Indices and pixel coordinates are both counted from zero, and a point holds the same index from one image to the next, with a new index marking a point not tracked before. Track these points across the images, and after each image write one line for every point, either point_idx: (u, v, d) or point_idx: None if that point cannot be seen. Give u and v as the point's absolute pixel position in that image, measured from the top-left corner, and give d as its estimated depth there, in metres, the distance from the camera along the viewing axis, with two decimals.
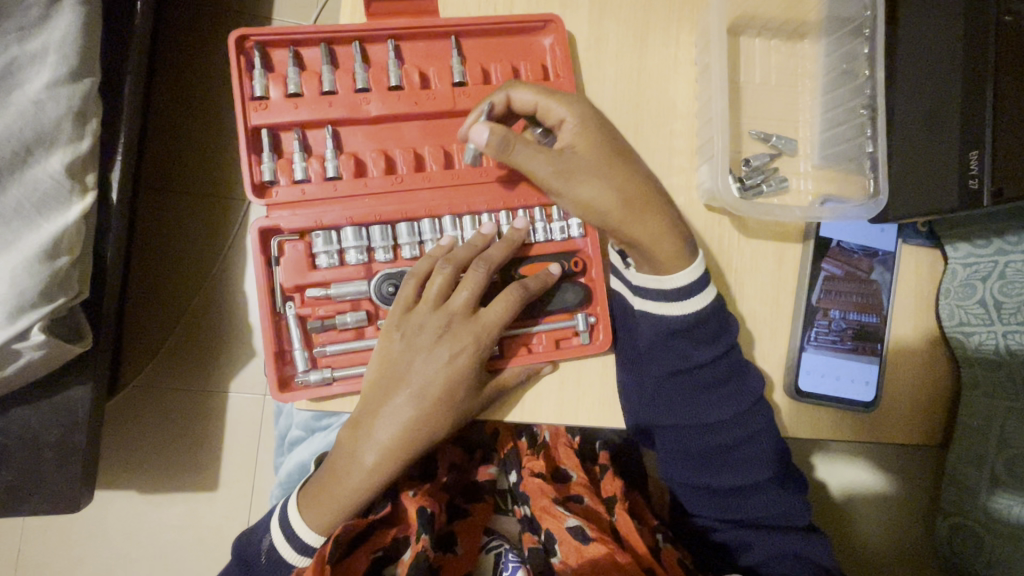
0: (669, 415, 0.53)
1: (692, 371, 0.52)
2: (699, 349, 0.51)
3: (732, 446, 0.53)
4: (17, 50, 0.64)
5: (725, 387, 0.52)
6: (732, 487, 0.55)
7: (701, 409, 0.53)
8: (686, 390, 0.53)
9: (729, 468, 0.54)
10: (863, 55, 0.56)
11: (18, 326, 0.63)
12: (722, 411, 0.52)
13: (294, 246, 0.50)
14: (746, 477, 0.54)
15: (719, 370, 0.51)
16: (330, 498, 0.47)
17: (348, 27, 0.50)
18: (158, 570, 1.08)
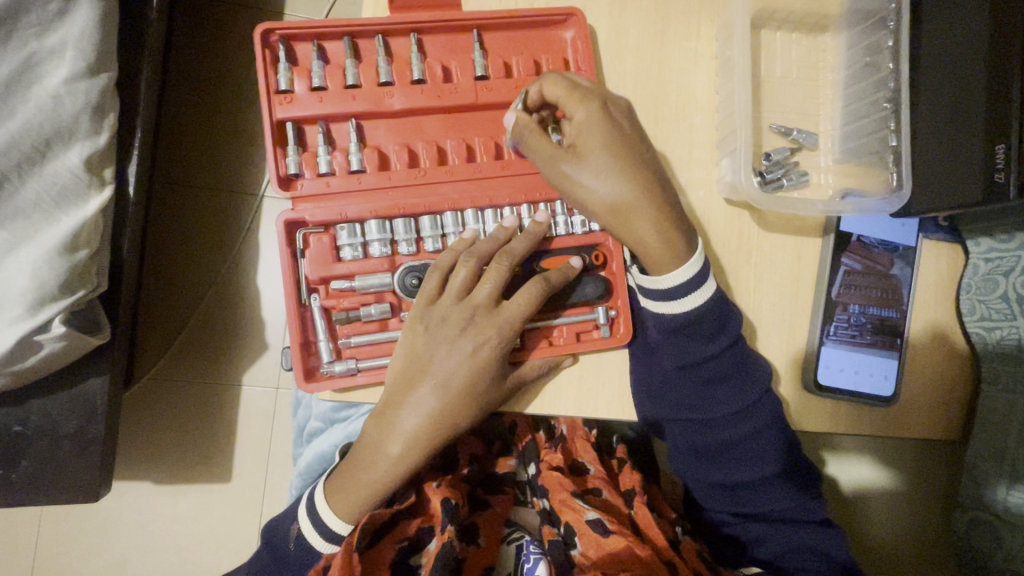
0: (676, 412, 0.53)
1: (699, 368, 0.52)
2: (701, 345, 0.50)
3: (739, 441, 0.53)
4: (36, 46, 0.64)
5: (732, 382, 0.51)
6: (741, 482, 0.55)
7: (707, 405, 0.53)
8: (692, 386, 0.52)
9: (738, 464, 0.54)
10: (887, 48, 0.55)
11: (39, 318, 0.64)
12: (728, 406, 0.52)
13: (319, 238, 0.50)
14: (755, 472, 0.54)
15: (723, 365, 0.51)
16: (354, 487, 0.48)
17: (372, 20, 0.51)
18: (173, 559, 1.09)
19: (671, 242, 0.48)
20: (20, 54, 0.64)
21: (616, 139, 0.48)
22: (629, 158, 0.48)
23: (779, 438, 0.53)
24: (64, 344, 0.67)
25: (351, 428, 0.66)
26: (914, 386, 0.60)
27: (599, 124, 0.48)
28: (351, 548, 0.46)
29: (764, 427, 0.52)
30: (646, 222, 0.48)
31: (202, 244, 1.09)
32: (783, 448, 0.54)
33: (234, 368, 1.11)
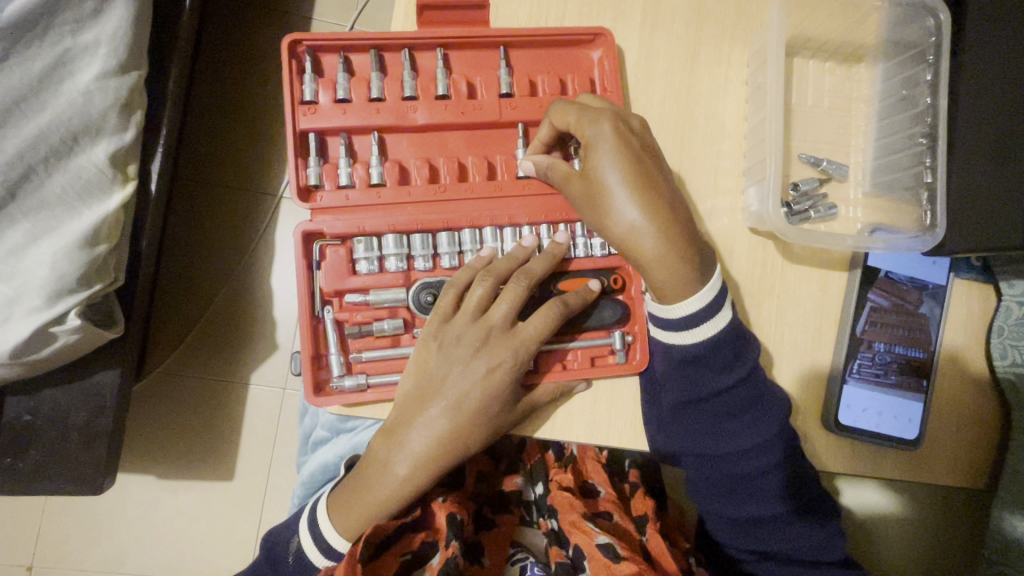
0: (688, 444, 0.51)
1: (711, 400, 0.50)
2: (714, 376, 0.49)
3: (753, 476, 0.51)
4: (70, 43, 0.65)
5: (747, 414, 0.50)
6: (755, 518, 0.53)
7: (721, 437, 0.51)
8: (705, 418, 0.51)
9: (752, 498, 0.52)
10: (925, 82, 0.54)
11: (57, 309, 0.64)
12: (743, 440, 0.50)
13: (336, 250, 0.50)
14: (769, 508, 0.52)
15: (738, 398, 0.50)
16: (358, 506, 0.47)
17: (399, 34, 0.50)
18: (172, 555, 1.10)
19: (679, 274, 0.46)
20: (55, 50, 0.64)
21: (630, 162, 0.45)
22: (640, 180, 0.45)
23: (795, 475, 0.51)
24: (80, 337, 0.67)
25: (357, 440, 0.65)
26: (937, 430, 0.58)
27: (613, 145, 0.46)
28: (355, 557, 0.43)
29: (780, 462, 0.50)
30: (653, 251, 0.45)
31: (220, 242, 1.10)
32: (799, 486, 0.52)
33: (243, 367, 1.11)
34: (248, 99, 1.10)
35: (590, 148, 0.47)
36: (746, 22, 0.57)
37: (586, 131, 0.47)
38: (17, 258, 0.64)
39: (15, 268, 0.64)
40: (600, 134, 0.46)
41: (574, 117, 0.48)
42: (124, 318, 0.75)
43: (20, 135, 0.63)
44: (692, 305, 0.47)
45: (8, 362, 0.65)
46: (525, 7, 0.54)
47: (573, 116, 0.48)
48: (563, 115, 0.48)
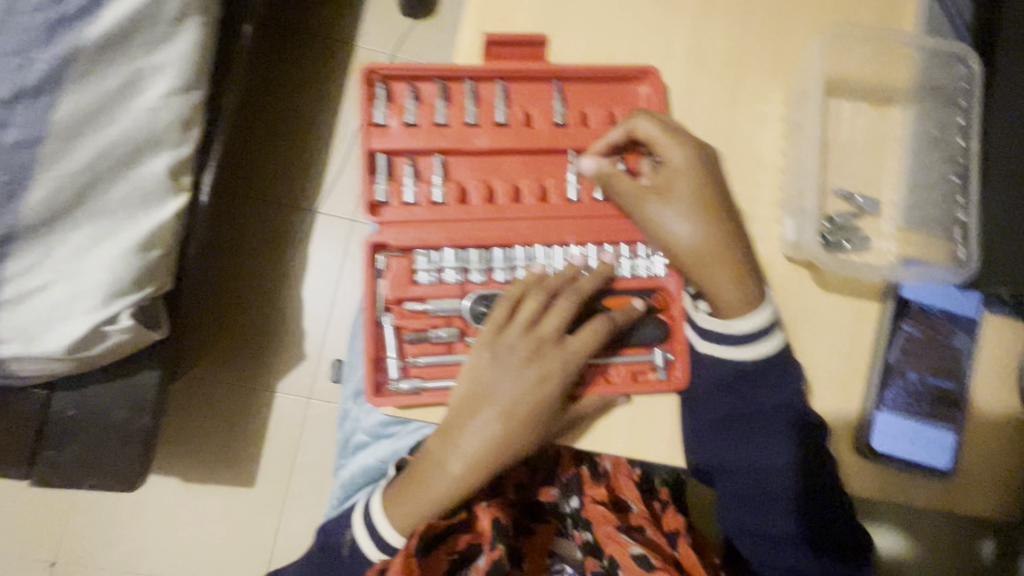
0: (722, 453, 0.54)
1: (752, 417, 0.54)
2: (752, 383, 0.53)
3: (780, 480, 0.54)
4: (143, 63, 0.70)
5: (784, 431, 0.54)
6: (779, 523, 0.55)
7: (751, 443, 0.54)
8: (743, 434, 0.55)
9: (776, 503, 0.55)
10: (957, 125, 0.59)
11: (111, 311, 0.69)
12: (773, 444, 0.54)
13: (399, 261, 0.53)
14: (792, 512, 0.55)
15: (772, 406, 0.53)
16: (413, 501, 0.50)
17: (465, 68, 0.55)
18: (190, 557, 1.12)
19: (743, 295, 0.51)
20: (127, 69, 0.69)
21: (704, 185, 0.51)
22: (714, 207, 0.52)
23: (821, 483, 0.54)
24: (129, 336, 0.72)
25: (398, 445, 0.69)
26: (966, 463, 0.59)
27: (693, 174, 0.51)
28: (414, 553, 0.47)
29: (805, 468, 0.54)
30: (722, 272, 0.51)
31: (256, 255, 1.16)
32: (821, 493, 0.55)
33: (273, 375, 1.15)
34: (298, 121, 1.19)
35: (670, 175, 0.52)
36: (785, 62, 0.61)
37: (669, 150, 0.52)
38: (78, 260, 0.68)
39: (77, 269, 0.68)
40: (681, 163, 0.51)
41: (657, 141, 0.52)
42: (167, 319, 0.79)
43: (92, 146, 0.68)
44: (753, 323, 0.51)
45: (63, 357, 0.69)
46: (580, 43, 0.58)
47: (655, 139, 0.52)
48: (645, 127, 0.52)
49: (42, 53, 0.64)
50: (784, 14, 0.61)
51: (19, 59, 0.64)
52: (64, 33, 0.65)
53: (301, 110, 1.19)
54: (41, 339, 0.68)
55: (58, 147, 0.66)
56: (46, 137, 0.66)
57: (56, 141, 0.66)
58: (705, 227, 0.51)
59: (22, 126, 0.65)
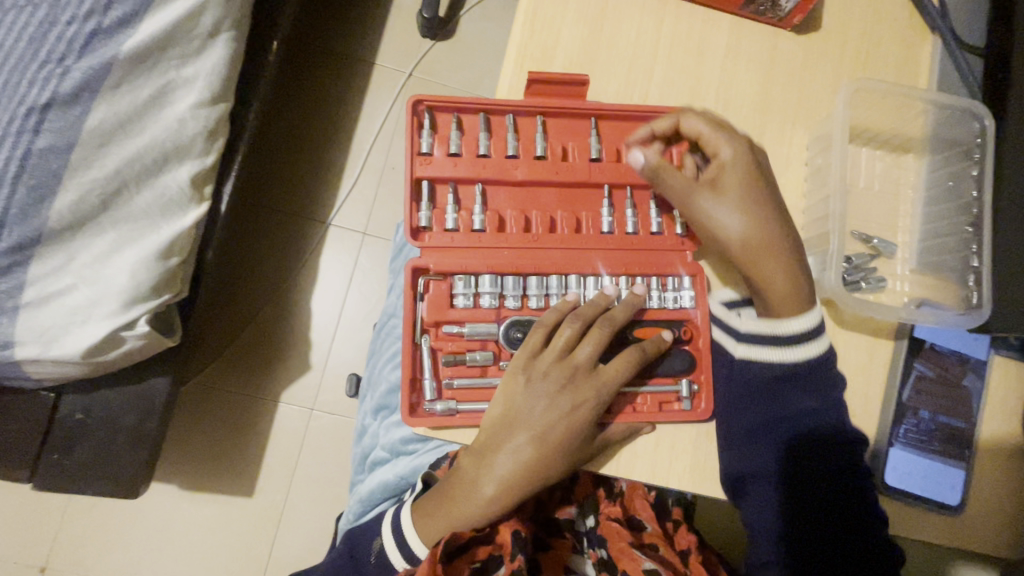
0: (745, 433, 0.55)
1: (791, 418, 0.54)
2: (787, 369, 0.54)
3: (806, 472, 0.54)
4: (174, 74, 0.72)
5: (820, 436, 0.53)
6: (797, 515, 0.54)
7: (780, 429, 0.54)
8: (781, 437, 0.54)
9: (794, 492, 0.54)
10: (971, 176, 0.61)
11: (131, 315, 0.70)
12: (802, 432, 0.54)
13: (438, 285, 0.55)
14: (813, 505, 0.53)
15: (807, 395, 0.53)
16: (443, 518, 0.51)
17: (508, 103, 0.58)
18: (183, 567, 1.11)
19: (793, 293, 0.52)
20: (159, 81, 0.71)
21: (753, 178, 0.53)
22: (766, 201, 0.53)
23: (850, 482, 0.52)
24: (144, 342, 0.73)
25: (418, 463, 0.70)
26: (974, 500, 0.61)
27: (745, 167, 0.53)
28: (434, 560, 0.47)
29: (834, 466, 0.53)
30: (776, 267, 0.52)
31: (268, 265, 1.18)
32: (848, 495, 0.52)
33: (279, 385, 1.16)
34: (321, 136, 1.21)
35: (722, 166, 0.54)
36: (808, 109, 0.64)
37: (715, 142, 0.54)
38: (100, 266, 0.69)
39: (98, 274, 0.69)
40: (734, 154, 0.53)
41: (708, 133, 0.54)
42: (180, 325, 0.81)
43: (120, 153, 0.69)
44: (803, 323, 0.52)
45: (81, 362, 0.70)
46: (613, 87, 0.62)
47: (706, 130, 0.55)
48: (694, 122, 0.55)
49: (78, 63, 0.66)
50: (807, 66, 0.65)
51: (56, 69, 0.65)
52: (98, 45, 0.67)
53: (324, 127, 1.22)
54: (56, 344, 0.68)
55: (84, 155, 0.67)
56: (76, 142, 0.66)
57: (86, 146, 0.67)
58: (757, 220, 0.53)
59: (51, 133, 0.65)
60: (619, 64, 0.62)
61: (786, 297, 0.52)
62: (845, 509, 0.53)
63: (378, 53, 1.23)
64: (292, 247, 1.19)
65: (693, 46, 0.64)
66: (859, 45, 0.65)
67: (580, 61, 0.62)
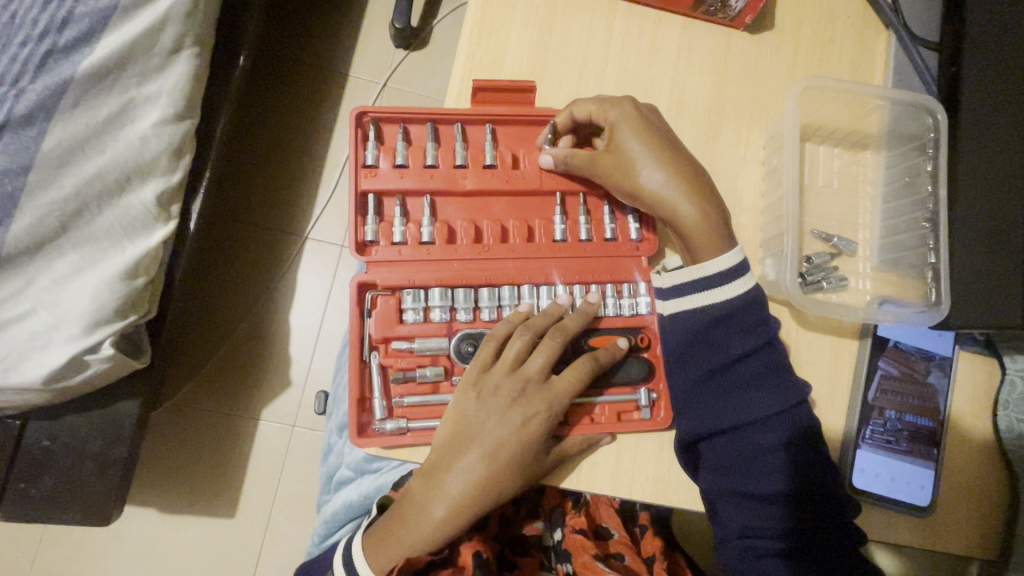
0: (703, 420, 0.52)
1: (729, 370, 0.52)
2: (734, 341, 0.52)
3: (766, 450, 0.52)
4: (135, 92, 0.70)
5: (764, 384, 0.52)
6: (761, 495, 0.52)
7: (736, 408, 0.52)
8: (726, 392, 0.52)
9: (758, 474, 0.52)
10: (926, 172, 0.60)
11: (93, 339, 0.68)
12: (758, 410, 0.52)
13: (385, 300, 0.54)
14: (775, 483, 0.52)
15: (757, 365, 0.52)
16: (396, 543, 0.50)
17: (454, 112, 0.57)
18: None
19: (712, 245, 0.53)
20: (119, 99, 0.69)
21: (659, 144, 0.53)
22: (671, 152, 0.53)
23: (807, 456, 0.52)
24: (110, 365, 0.72)
25: (382, 481, 0.68)
26: (946, 498, 0.60)
27: (637, 127, 0.53)
28: None
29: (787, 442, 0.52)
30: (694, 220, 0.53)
31: (238, 281, 1.15)
32: (805, 468, 0.52)
33: (255, 403, 1.13)
34: (290, 149, 1.19)
35: (614, 128, 0.53)
36: (764, 108, 0.64)
37: (610, 116, 0.53)
38: (60, 288, 0.67)
39: (57, 297, 0.67)
40: (625, 113, 0.52)
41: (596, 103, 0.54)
42: (148, 348, 0.80)
43: (79, 174, 0.67)
44: (724, 263, 0.52)
45: (41, 388, 0.69)
46: (564, 92, 0.61)
47: (594, 106, 0.54)
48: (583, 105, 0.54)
49: (33, 84, 0.65)
50: (762, 64, 0.64)
51: (11, 91, 0.64)
52: (55, 64, 0.66)
53: (292, 139, 1.20)
54: (14, 370, 0.67)
55: (42, 177, 0.65)
56: (32, 166, 0.64)
57: (42, 168, 0.65)
58: (670, 171, 0.53)
59: (6, 155, 0.64)
60: (569, 69, 0.61)
61: (709, 245, 0.53)
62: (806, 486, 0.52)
63: (344, 62, 1.22)
64: (263, 261, 1.16)
65: (643, 49, 0.63)
66: (815, 42, 0.65)
67: (530, 66, 0.61)
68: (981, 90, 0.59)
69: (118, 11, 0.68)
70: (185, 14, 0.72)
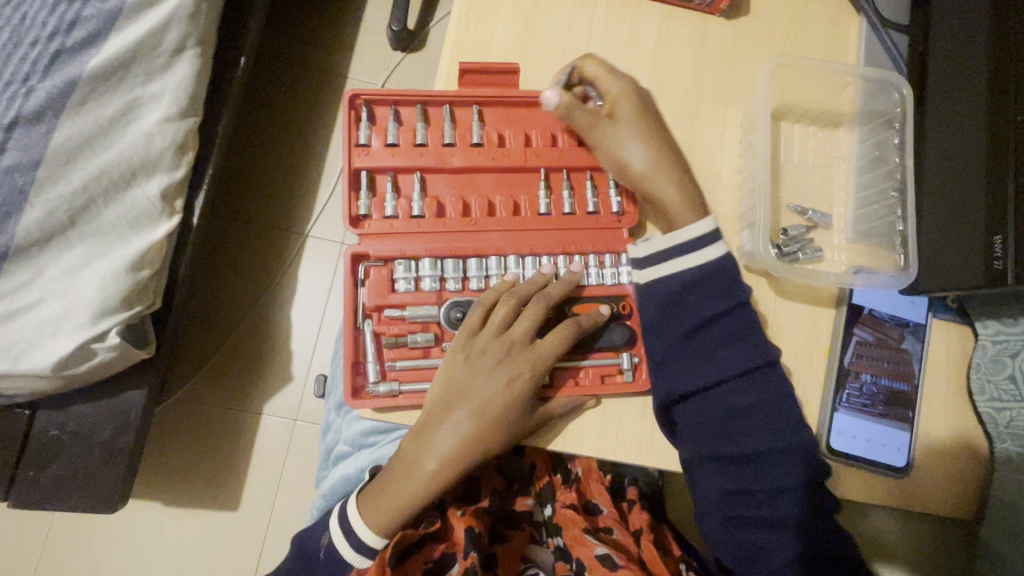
0: (679, 377, 0.55)
1: (704, 330, 0.56)
2: (711, 303, 0.55)
3: (747, 409, 0.55)
4: (139, 91, 0.74)
5: (736, 344, 0.55)
6: (749, 455, 0.55)
7: (710, 368, 0.55)
8: (700, 352, 0.56)
9: (730, 432, 0.55)
10: (894, 145, 0.63)
11: (101, 328, 0.71)
12: (735, 368, 0.55)
13: (378, 270, 0.57)
14: (762, 443, 0.55)
15: (732, 325, 0.56)
16: (389, 499, 0.53)
17: (443, 94, 0.60)
18: None
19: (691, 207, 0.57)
20: (125, 98, 0.73)
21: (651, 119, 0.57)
22: (658, 130, 0.57)
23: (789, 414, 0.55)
24: (115, 354, 0.74)
25: (378, 454, 0.69)
26: (923, 464, 0.62)
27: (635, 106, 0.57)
28: (385, 561, 0.51)
29: (765, 399, 0.55)
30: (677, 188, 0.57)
31: (240, 274, 1.19)
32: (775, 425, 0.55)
33: (258, 396, 1.16)
34: (290, 145, 1.23)
35: (616, 103, 0.57)
36: (740, 90, 0.66)
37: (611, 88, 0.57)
38: (69, 279, 0.70)
39: (66, 287, 0.70)
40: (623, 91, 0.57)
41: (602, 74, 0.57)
42: (155, 339, 0.83)
43: (86, 170, 0.70)
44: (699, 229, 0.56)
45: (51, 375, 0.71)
46: (548, 75, 0.64)
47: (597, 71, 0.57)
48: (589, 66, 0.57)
49: (43, 82, 0.68)
50: (738, 49, 0.67)
51: (21, 89, 0.67)
52: (64, 64, 0.69)
53: (292, 136, 1.23)
54: (25, 358, 0.69)
55: (50, 172, 0.68)
56: (41, 160, 0.67)
57: (52, 163, 0.68)
58: (655, 147, 0.57)
59: (17, 151, 0.66)
60: (552, 54, 0.64)
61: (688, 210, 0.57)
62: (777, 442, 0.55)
63: (342, 62, 1.26)
64: (264, 255, 1.20)
65: (624, 34, 0.66)
66: (790, 27, 0.67)
67: (515, 52, 0.64)
68: (947, 70, 0.62)
69: (125, 12, 0.71)
70: (189, 16, 0.76)
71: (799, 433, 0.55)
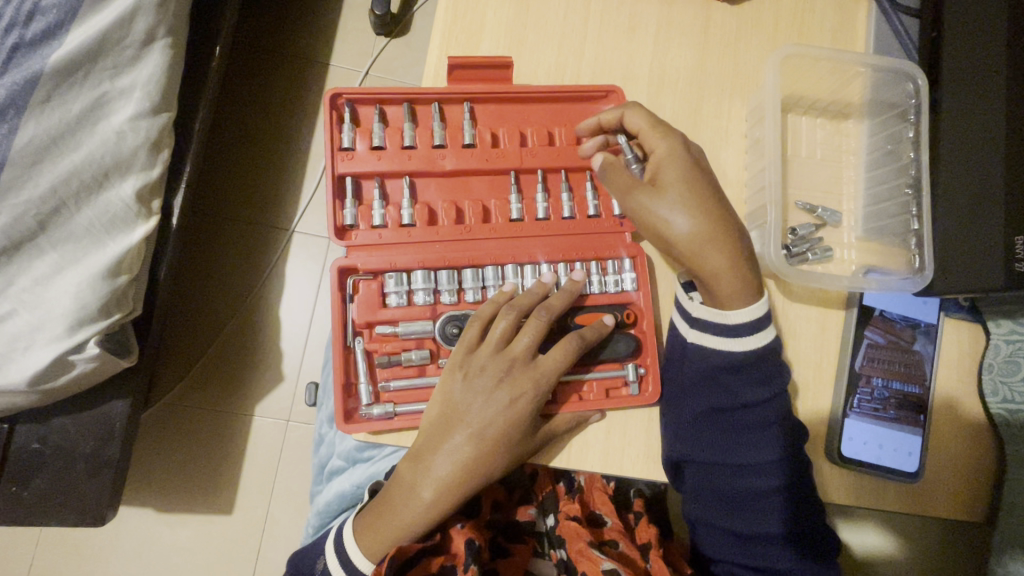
0: (701, 446, 0.54)
1: (739, 410, 0.54)
2: (753, 388, 0.53)
3: (756, 490, 0.53)
4: (108, 86, 0.68)
5: (768, 429, 0.53)
6: (757, 535, 0.54)
7: (735, 447, 0.54)
8: (728, 428, 0.54)
9: (740, 507, 0.54)
10: (909, 138, 0.60)
11: (77, 339, 0.67)
12: (757, 452, 0.53)
13: (368, 284, 0.56)
14: (768, 526, 0.53)
15: (766, 413, 0.53)
16: (385, 527, 0.51)
17: (430, 92, 0.57)
18: None
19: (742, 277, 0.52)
20: (93, 93, 0.67)
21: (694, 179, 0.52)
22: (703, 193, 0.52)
23: (804, 499, 0.53)
24: (96, 364, 0.70)
25: (374, 470, 0.67)
26: (934, 466, 0.60)
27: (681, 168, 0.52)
28: None
29: (784, 483, 0.53)
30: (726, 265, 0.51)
31: (222, 274, 1.14)
32: (795, 509, 0.53)
33: (248, 400, 1.12)
34: (271, 138, 1.17)
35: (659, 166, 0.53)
36: (746, 81, 0.63)
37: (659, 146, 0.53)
38: (41, 288, 0.65)
39: (39, 297, 0.65)
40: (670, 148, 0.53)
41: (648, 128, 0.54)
42: (137, 347, 0.78)
43: (55, 172, 0.65)
44: (748, 314, 0.52)
45: (25, 390, 0.67)
46: (543, 69, 0.60)
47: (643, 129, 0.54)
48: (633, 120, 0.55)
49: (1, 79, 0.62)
50: (743, 36, 0.63)
51: None
52: (24, 58, 0.63)
53: (272, 130, 1.17)
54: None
55: (14, 175, 0.62)
56: (6, 161, 0.62)
57: (16, 166, 0.62)
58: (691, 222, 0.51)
59: None
60: (548, 47, 0.60)
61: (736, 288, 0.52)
62: (787, 521, 0.53)
63: (323, 50, 1.19)
64: (248, 253, 1.15)
65: (622, 23, 0.62)
66: (798, 9, 0.63)
67: (507, 44, 0.59)
68: (965, 57, 0.58)
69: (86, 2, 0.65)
70: (158, 4, 0.69)
71: (806, 504, 0.54)
